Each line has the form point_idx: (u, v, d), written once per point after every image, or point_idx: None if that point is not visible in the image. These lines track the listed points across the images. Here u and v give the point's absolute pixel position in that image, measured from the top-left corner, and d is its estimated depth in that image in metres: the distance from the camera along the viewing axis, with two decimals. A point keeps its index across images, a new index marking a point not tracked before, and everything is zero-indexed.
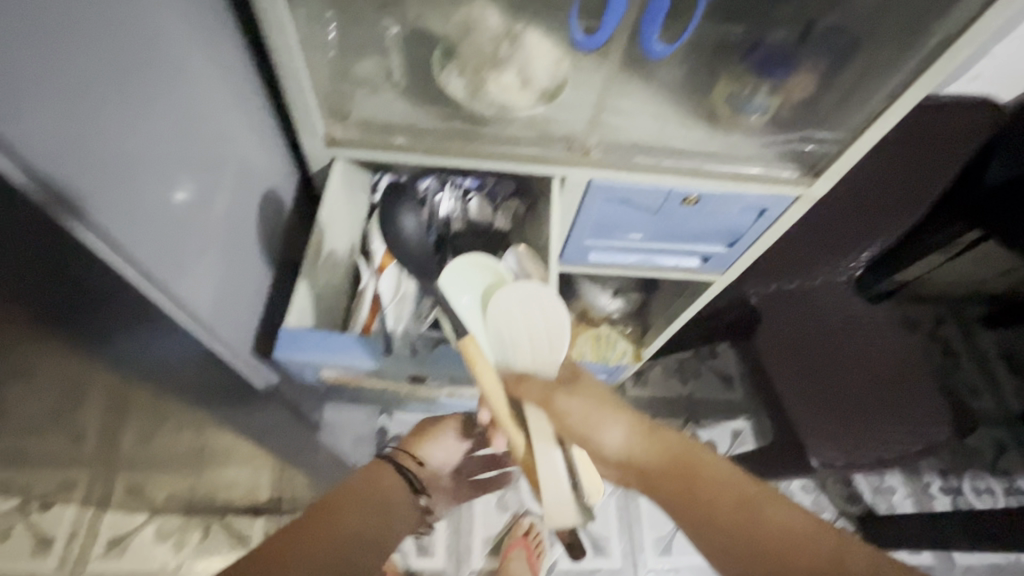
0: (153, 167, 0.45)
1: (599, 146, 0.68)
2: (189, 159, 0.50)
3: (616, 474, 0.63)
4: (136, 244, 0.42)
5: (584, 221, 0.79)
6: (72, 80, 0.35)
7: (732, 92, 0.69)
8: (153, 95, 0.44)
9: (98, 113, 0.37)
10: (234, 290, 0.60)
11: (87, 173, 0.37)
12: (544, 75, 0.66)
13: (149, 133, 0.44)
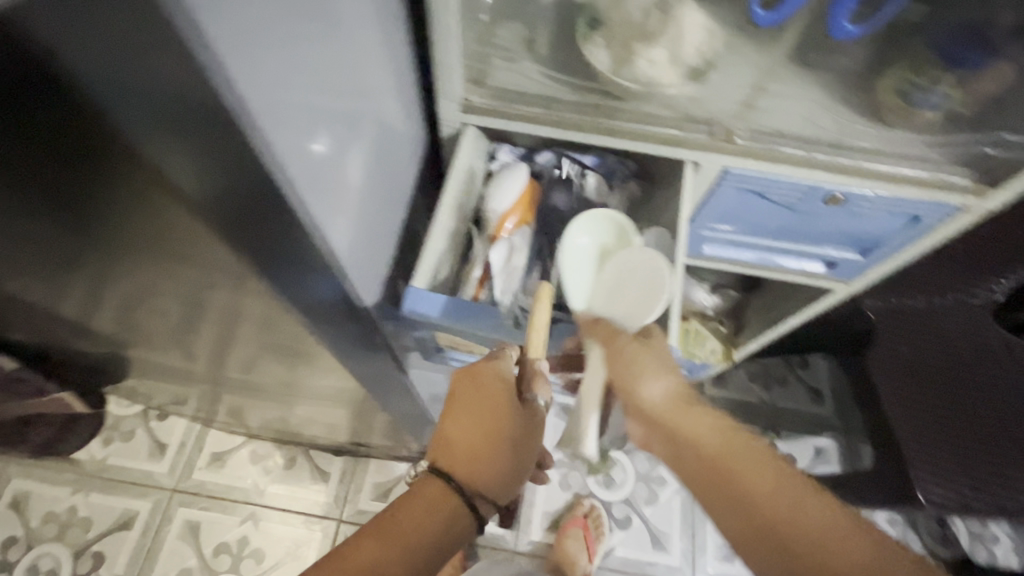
0: (321, 120, 0.45)
1: (746, 133, 0.64)
2: (338, 100, 0.49)
3: (646, 430, 0.61)
4: (302, 178, 0.40)
5: (709, 209, 0.76)
6: (266, 35, 0.34)
7: (906, 83, 0.61)
8: (317, 47, 0.43)
9: (282, 67, 0.37)
10: (369, 248, 0.62)
11: (273, 101, 0.35)
12: (698, 52, 0.62)
13: (316, 86, 0.44)
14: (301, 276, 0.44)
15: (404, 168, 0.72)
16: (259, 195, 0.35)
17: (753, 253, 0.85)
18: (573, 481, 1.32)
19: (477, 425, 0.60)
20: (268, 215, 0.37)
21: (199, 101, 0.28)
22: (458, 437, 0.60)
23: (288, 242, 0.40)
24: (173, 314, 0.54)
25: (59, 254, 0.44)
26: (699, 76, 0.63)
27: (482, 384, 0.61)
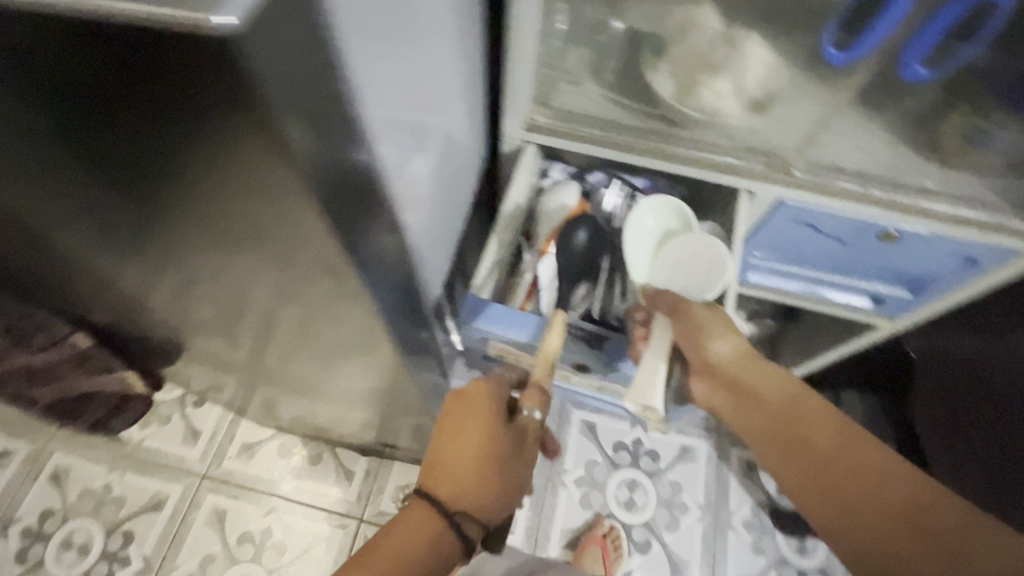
0: (405, 131, 0.47)
1: (803, 165, 0.66)
2: (417, 107, 0.50)
3: (710, 386, 0.64)
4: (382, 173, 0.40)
5: (759, 237, 0.77)
6: (371, 52, 0.35)
7: (969, 126, 0.61)
8: (410, 63, 0.45)
9: (381, 79, 0.38)
10: (430, 255, 0.65)
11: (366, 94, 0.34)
12: (762, 84, 0.63)
13: (406, 99, 0.45)
14: (381, 272, 0.45)
15: (463, 181, 0.74)
16: (344, 183, 0.34)
17: (800, 283, 0.85)
18: (594, 499, 1.29)
19: (464, 445, 0.56)
20: (350, 204, 0.36)
21: (302, 92, 0.26)
22: (448, 458, 0.56)
23: (363, 239, 0.39)
24: (240, 309, 0.56)
25: (122, 230, 0.43)
26: (761, 108, 0.64)
27: (470, 402, 0.58)
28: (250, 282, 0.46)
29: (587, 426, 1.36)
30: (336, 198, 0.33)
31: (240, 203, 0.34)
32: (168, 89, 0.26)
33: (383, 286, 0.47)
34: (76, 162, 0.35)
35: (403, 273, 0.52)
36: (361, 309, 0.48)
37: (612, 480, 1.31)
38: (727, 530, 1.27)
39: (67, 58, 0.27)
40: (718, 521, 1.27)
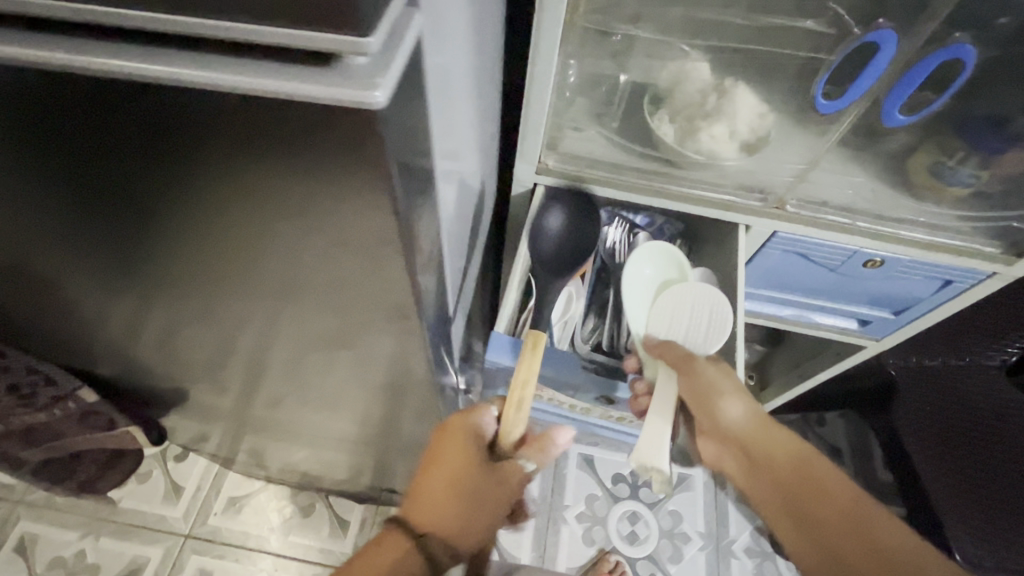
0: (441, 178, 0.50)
1: (794, 202, 0.71)
2: (447, 149, 0.53)
3: (719, 446, 0.66)
4: (433, 213, 0.44)
5: (754, 267, 0.82)
6: (427, 107, 0.39)
7: (936, 162, 0.68)
8: (445, 118, 0.49)
9: (432, 131, 0.42)
10: (452, 294, 0.67)
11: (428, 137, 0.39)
12: (754, 128, 0.69)
13: (440, 150, 0.49)
14: (426, 309, 0.48)
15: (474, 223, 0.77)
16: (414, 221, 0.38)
17: (792, 309, 0.91)
18: (597, 535, 1.27)
19: (440, 477, 0.56)
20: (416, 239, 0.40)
21: (395, 132, 0.30)
22: (422, 490, 0.56)
23: (420, 269, 0.44)
24: (272, 357, 0.56)
25: (134, 259, 0.43)
26: (753, 149, 0.70)
27: (453, 434, 0.57)
28: (267, 311, 0.46)
29: (586, 460, 1.36)
30: (410, 234, 0.38)
31: (316, 243, 0.37)
32: (287, 144, 0.30)
33: (427, 321, 0.49)
34: (157, 216, 0.38)
35: (438, 312, 0.54)
36: (387, 340, 0.50)
37: (613, 513, 1.30)
38: (730, 556, 1.27)
39: (185, 123, 0.30)
40: (720, 548, 1.28)
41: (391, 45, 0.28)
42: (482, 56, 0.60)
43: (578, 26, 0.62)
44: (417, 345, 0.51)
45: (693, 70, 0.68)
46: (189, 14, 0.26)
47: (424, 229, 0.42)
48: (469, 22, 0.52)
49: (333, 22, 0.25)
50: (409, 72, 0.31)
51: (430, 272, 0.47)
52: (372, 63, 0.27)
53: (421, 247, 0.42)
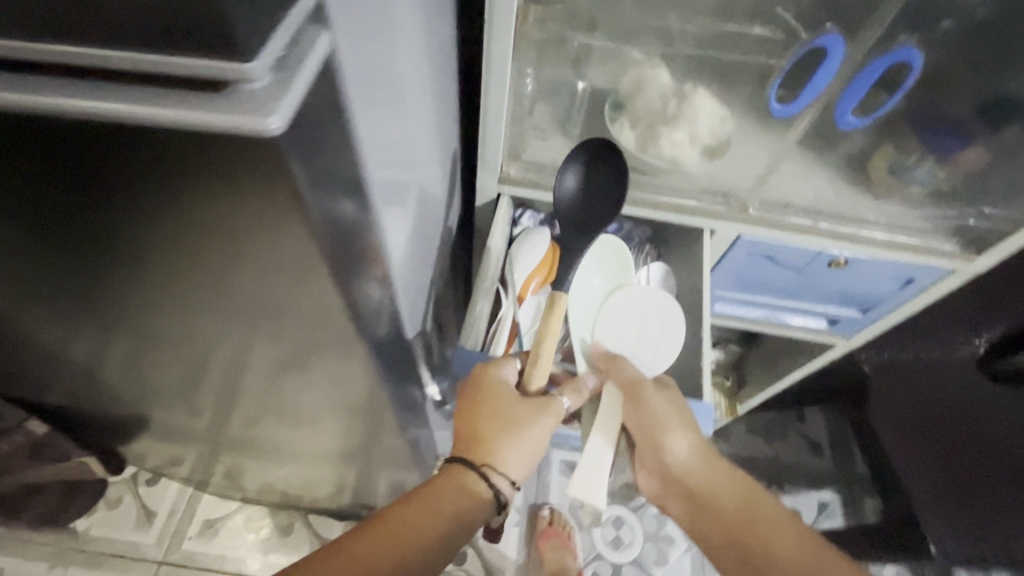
0: (393, 186, 0.48)
1: (757, 205, 0.71)
2: (400, 161, 0.52)
3: (663, 486, 0.64)
4: (381, 227, 0.42)
5: (722, 270, 0.82)
6: (367, 108, 0.37)
7: (894, 161, 0.68)
8: (394, 123, 0.47)
9: (374, 134, 0.40)
10: (411, 304, 0.65)
11: (369, 148, 0.38)
12: (715, 131, 0.69)
13: (391, 156, 0.47)
14: (375, 324, 0.46)
15: (436, 234, 0.75)
16: (353, 234, 0.37)
17: (763, 311, 0.91)
18: (581, 542, 1.26)
19: (477, 417, 0.60)
20: (357, 252, 0.38)
21: (308, 147, 0.29)
22: (462, 432, 0.60)
23: (370, 281, 0.43)
24: (229, 381, 0.54)
25: (70, 288, 0.42)
26: (714, 153, 0.70)
27: (484, 382, 0.62)
28: (219, 335, 0.45)
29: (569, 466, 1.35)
30: (348, 246, 0.36)
31: (251, 268, 0.36)
32: (188, 167, 0.28)
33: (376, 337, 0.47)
34: (87, 247, 0.36)
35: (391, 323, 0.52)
36: (340, 356, 0.48)
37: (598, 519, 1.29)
38: None
39: (77, 152, 0.28)
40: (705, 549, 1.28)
41: (292, 66, 0.27)
42: (435, 59, 0.58)
43: (529, 33, 0.61)
44: (374, 359, 0.50)
45: (654, 75, 0.68)
46: (66, 40, 0.24)
47: (372, 241, 0.41)
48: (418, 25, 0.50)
49: (213, 46, 0.24)
50: (331, 90, 0.30)
51: (382, 283, 0.46)
52: (267, 87, 0.26)
53: (366, 258, 0.40)
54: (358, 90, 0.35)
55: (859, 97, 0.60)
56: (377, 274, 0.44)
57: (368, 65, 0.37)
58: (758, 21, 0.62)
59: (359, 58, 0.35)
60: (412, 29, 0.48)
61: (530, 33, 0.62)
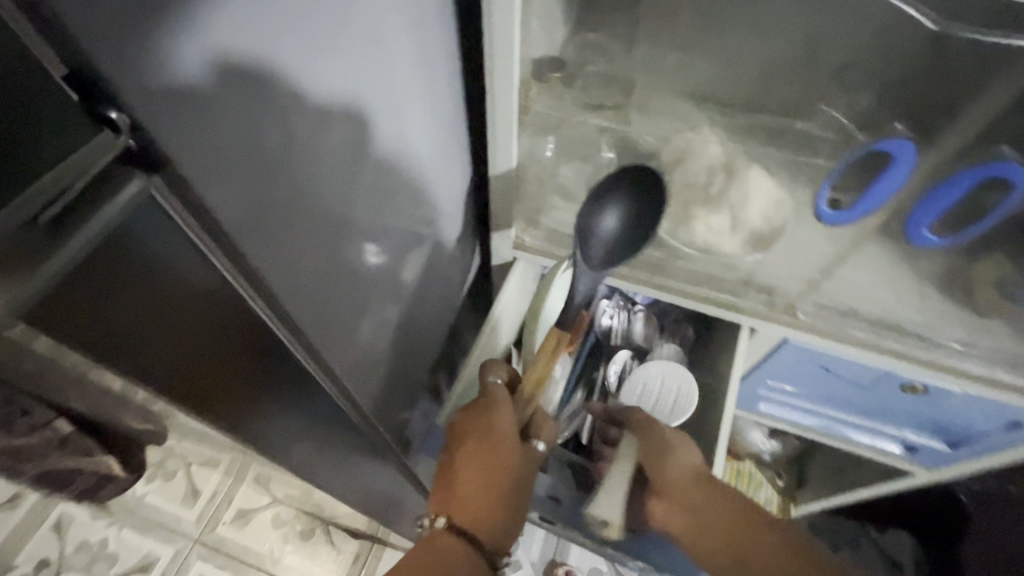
0: (355, 229, 0.42)
1: (809, 307, 0.60)
2: (374, 217, 0.46)
3: (675, 517, 0.55)
4: (302, 306, 0.36)
5: (767, 370, 0.70)
6: (307, 138, 0.32)
7: (1002, 278, 0.53)
8: (375, 153, 0.42)
9: (317, 168, 0.34)
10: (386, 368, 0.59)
11: (271, 233, 0.31)
12: (766, 219, 0.59)
13: (358, 194, 0.41)
14: (282, 390, 0.41)
15: (446, 283, 0.72)
16: (197, 328, 0.31)
17: (817, 420, 0.77)
18: None
19: (475, 469, 0.55)
20: (207, 345, 0.32)
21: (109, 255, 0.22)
22: (457, 484, 0.55)
23: (249, 371, 0.36)
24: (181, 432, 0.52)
25: None
26: (763, 243, 0.59)
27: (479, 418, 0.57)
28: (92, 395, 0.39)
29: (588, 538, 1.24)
30: (186, 342, 0.31)
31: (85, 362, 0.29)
32: None
33: (283, 400, 0.42)
34: None
35: (322, 395, 0.45)
36: (245, 424, 0.42)
37: None
38: None
39: None
40: None
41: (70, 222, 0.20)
42: (439, 84, 0.50)
43: (537, 107, 0.59)
44: (297, 420, 0.46)
45: (698, 147, 0.60)
46: None
47: (249, 319, 0.33)
48: (418, 34, 0.43)
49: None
50: (156, 219, 0.24)
51: (284, 374, 0.39)
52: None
53: (242, 350, 0.34)
54: (275, 143, 0.29)
55: (937, 212, 0.50)
56: (272, 366, 0.38)
57: (323, 71, 0.31)
58: (800, 117, 0.60)
59: (306, 70, 0.30)
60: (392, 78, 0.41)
61: (543, 105, 0.60)
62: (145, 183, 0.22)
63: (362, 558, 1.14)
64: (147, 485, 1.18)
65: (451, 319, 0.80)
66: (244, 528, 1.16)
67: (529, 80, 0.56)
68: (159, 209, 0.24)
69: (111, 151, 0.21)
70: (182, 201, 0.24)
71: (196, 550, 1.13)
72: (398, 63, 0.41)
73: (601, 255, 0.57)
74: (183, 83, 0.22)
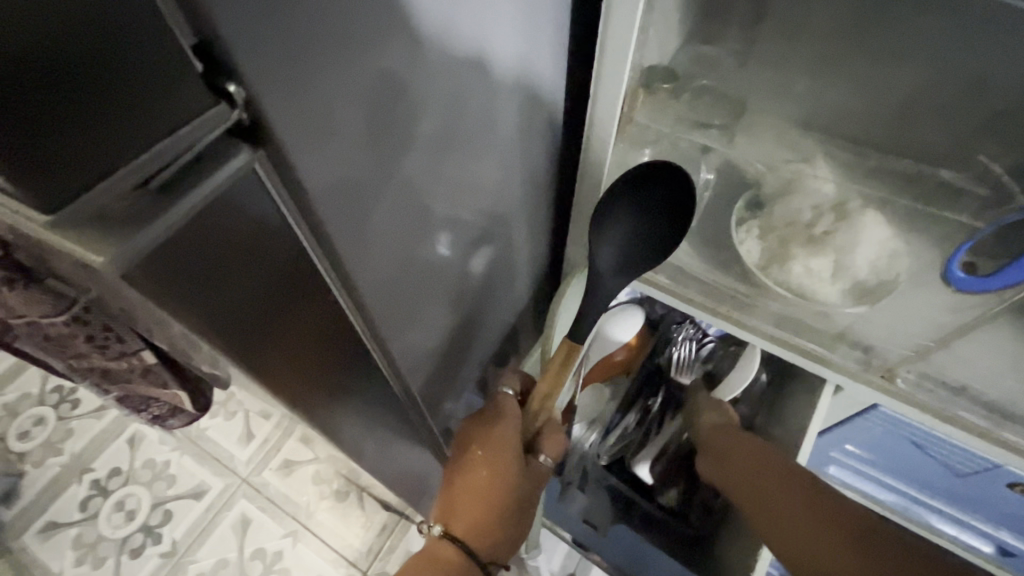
0: (434, 220, 0.42)
1: (909, 375, 0.53)
2: (453, 206, 0.44)
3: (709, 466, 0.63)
4: (373, 289, 0.36)
5: (847, 433, 0.64)
6: (406, 125, 0.32)
7: None
8: (467, 145, 0.42)
9: (410, 155, 0.34)
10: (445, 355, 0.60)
11: (354, 215, 0.31)
12: (875, 270, 0.53)
13: (444, 186, 0.41)
14: (344, 366, 0.42)
15: (516, 281, 0.72)
16: (280, 301, 0.32)
17: (896, 497, 0.69)
18: None
19: (474, 486, 0.59)
20: (284, 317, 0.33)
21: (214, 227, 0.25)
22: (456, 499, 0.59)
23: (322, 342, 0.38)
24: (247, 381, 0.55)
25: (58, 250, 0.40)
26: (868, 295, 0.53)
27: (491, 426, 0.60)
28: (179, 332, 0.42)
29: None
30: (269, 320, 0.32)
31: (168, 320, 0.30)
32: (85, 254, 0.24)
33: (342, 376, 0.43)
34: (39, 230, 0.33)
35: (375, 374, 0.46)
36: (297, 394, 0.42)
37: None
38: None
39: None
40: None
41: (180, 186, 0.22)
42: (544, 80, 0.49)
43: (640, 119, 0.56)
44: (349, 394, 0.47)
45: (807, 183, 0.56)
46: None
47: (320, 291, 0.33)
48: (530, 27, 0.42)
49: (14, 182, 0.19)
50: (253, 198, 0.25)
51: (348, 350, 0.40)
52: (102, 212, 0.21)
53: (314, 324, 0.35)
54: (366, 126, 0.28)
55: None
56: (337, 341, 0.39)
57: (433, 56, 0.31)
58: (947, 165, 0.53)
59: (417, 56, 0.30)
60: (491, 72, 0.40)
61: (647, 115, 0.57)
62: (252, 165, 0.24)
63: (389, 530, 1.16)
64: (210, 420, 1.27)
65: (512, 319, 0.79)
66: (287, 477, 1.22)
67: (636, 89, 0.53)
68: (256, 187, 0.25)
69: (224, 123, 0.22)
70: (278, 178, 0.25)
71: (241, 489, 1.20)
72: (499, 56, 0.40)
73: (612, 253, 0.55)
74: (289, 70, 0.22)
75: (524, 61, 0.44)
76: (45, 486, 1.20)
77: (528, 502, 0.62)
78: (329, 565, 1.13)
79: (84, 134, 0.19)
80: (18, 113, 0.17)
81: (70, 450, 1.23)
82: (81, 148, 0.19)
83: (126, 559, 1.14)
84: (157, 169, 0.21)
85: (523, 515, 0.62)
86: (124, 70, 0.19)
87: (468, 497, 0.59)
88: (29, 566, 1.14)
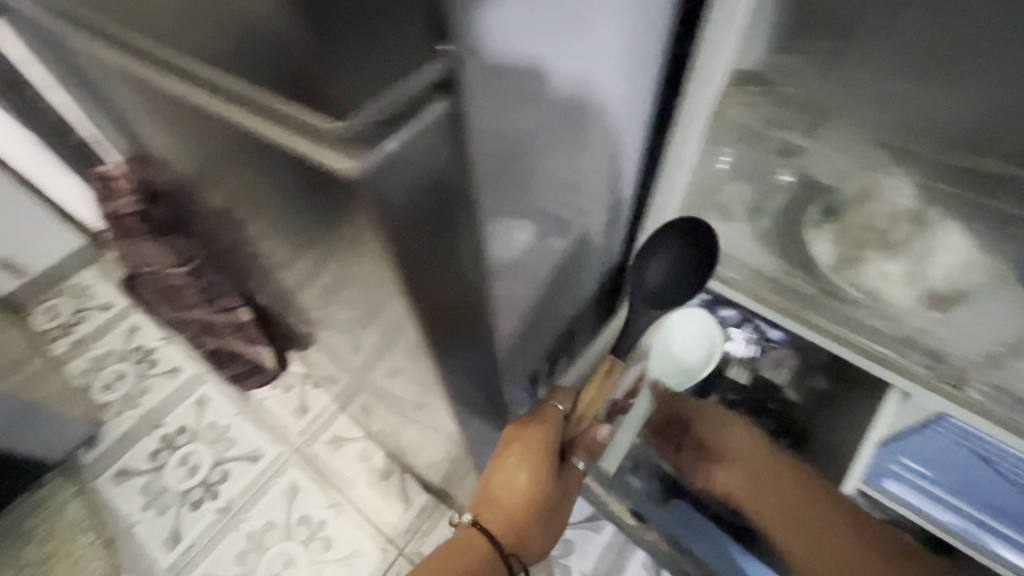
0: (533, 201, 0.48)
1: (983, 386, 0.57)
2: (548, 186, 0.50)
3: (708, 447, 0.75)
4: (497, 242, 0.43)
5: (912, 442, 0.65)
6: (524, 111, 0.39)
7: None
8: (568, 132, 0.48)
9: (525, 136, 0.41)
10: (523, 326, 0.65)
11: (495, 169, 0.37)
12: (950, 278, 0.58)
13: (544, 169, 0.47)
14: (461, 324, 0.45)
15: (589, 272, 0.77)
16: (434, 236, 0.35)
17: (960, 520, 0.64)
18: None
19: (512, 488, 0.63)
20: (432, 255, 0.36)
21: (412, 166, 0.29)
22: (492, 492, 0.64)
23: (454, 289, 0.41)
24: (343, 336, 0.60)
25: (221, 196, 0.48)
26: (943, 304, 0.58)
27: (533, 431, 0.63)
28: (308, 277, 0.47)
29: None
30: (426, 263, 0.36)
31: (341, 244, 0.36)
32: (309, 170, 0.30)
33: (459, 333, 0.46)
34: (225, 170, 0.40)
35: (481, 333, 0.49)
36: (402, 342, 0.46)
37: None
38: None
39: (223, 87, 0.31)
40: None
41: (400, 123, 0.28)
42: (646, 73, 0.54)
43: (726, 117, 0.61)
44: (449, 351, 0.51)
45: (884, 191, 0.61)
46: (247, 51, 0.27)
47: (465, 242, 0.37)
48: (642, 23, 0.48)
49: (320, 93, 0.26)
50: (435, 142, 0.30)
51: (468, 307, 0.44)
52: (357, 131, 0.27)
53: (450, 276, 0.39)
54: (501, 105, 0.35)
55: None
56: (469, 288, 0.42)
57: (549, 54, 0.39)
58: None
59: (537, 55, 0.37)
60: (600, 62, 0.45)
61: (730, 115, 0.61)
62: (448, 110, 0.29)
63: (427, 512, 1.14)
64: (269, 391, 1.31)
65: (578, 308, 0.83)
66: (336, 451, 1.22)
67: (726, 90, 0.58)
68: (443, 134, 0.30)
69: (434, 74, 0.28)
70: (453, 128, 0.30)
71: (294, 458, 1.22)
72: (611, 60, 0.46)
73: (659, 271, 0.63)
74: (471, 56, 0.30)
75: (633, 60, 0.50)
76: (121, 436, 1.25)
77: (562, 499, 0.67)
78: (368, 540, 1.11)
79: (365, 70, 0.26)
80: (335, 53, 0.24)
81: (146, 404, 1.29)
82: (363, 75, 0.26)
83: (185, 510, 1.16)
84: (389, 106, 0.27)
85: (552, 511, 0.67)
86: (402, 24, 0.25)
87: (505, 495, 0.64)
88: (101, 506, 1.17)
